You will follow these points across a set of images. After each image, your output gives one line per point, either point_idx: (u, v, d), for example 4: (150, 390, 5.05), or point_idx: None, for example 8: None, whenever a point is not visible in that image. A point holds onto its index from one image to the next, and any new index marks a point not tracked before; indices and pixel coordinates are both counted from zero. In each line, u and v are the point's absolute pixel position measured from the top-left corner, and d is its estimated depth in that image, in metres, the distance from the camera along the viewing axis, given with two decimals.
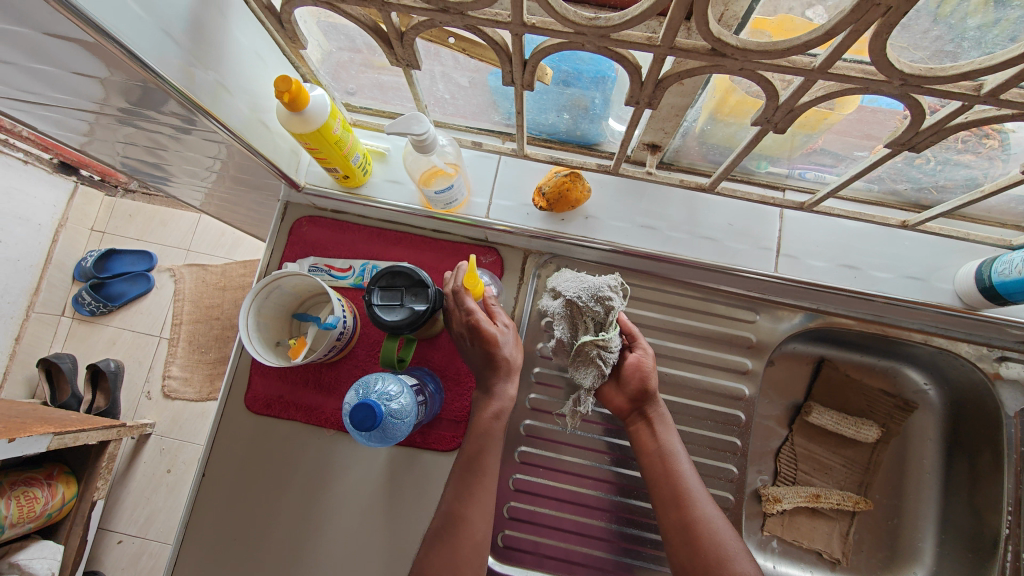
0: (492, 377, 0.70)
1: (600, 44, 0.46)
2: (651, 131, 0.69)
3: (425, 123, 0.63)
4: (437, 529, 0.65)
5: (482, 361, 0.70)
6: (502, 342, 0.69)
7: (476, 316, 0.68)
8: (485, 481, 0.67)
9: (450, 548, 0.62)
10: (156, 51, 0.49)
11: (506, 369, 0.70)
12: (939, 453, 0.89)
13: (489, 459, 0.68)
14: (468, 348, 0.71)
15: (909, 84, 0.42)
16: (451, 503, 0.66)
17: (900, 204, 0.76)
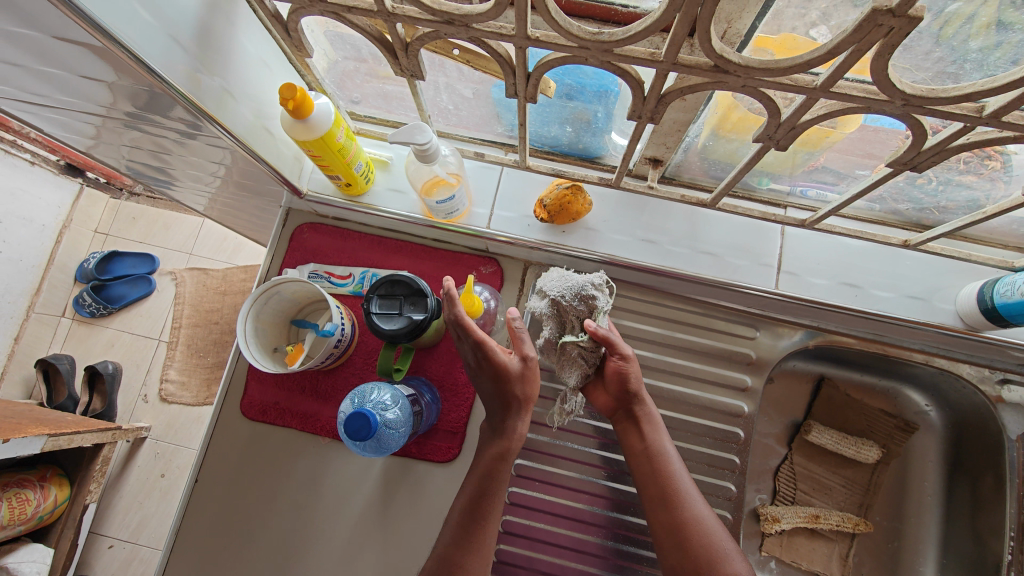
0: (502, 410, 0.68)
1: (604, 58, 0.46)
2: (653, 146, 0.70)
3: (428, 132, 0.63)
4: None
5: (495, 393, 0.67)
6: (517, 374, 0.65)
7: (487, 344, 0.64)
8: (488, 525, 0.62)
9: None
10: (163, 57, 0.49)
11: (519, 405, 0.66)
12: (940, 475, 0.88)
13: (495, 496, 0.64)
14: (483, 377, 0.68)
15: (911, 104, 0.42)
16: (447, 549, 0.61)
17: (902, 223, 0.76)
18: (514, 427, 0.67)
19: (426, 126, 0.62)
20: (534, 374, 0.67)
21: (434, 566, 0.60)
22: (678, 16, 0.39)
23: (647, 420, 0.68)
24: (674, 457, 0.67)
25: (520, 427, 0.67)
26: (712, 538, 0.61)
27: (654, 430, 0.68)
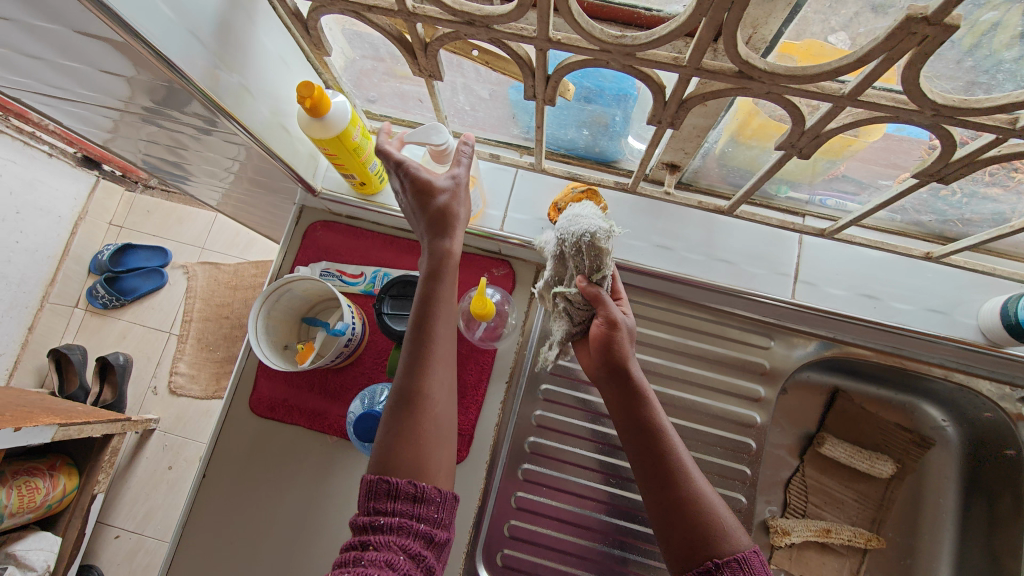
0: (428, 234, 0.58)
1: (625, 62, 0.46)
2: (671, 151, 0.69)
3: (443, 132, 0.62)
4: (392, 413, 0.53)
5: (420, 216, 0.58)
6: (442, 192, 0.57)
7: (409, 168, 0.57)
8: (435, 355, 0.55)
9: (413, 444, 0.51)
10: (182, 53, 0.49)
11: (446, 223, 0.58)
12: (956, 493, 0.86)
13: (435, 325, 0.56)
14: (409, 204, 0.60)
15: (942, 114, 0.41)
16: (401, 385, 0.54)
17: (924, 235, 0.74)
18: (445, 249, 0.57)
19: (442, 126, 0.62)
20: (460, 191, 0.59)
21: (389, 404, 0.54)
22: (704, 21, 0.39)
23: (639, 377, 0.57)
24: (667, 420, 0.56)
25: (450, 250, 0.58)
26: (706, 506, 0.52)
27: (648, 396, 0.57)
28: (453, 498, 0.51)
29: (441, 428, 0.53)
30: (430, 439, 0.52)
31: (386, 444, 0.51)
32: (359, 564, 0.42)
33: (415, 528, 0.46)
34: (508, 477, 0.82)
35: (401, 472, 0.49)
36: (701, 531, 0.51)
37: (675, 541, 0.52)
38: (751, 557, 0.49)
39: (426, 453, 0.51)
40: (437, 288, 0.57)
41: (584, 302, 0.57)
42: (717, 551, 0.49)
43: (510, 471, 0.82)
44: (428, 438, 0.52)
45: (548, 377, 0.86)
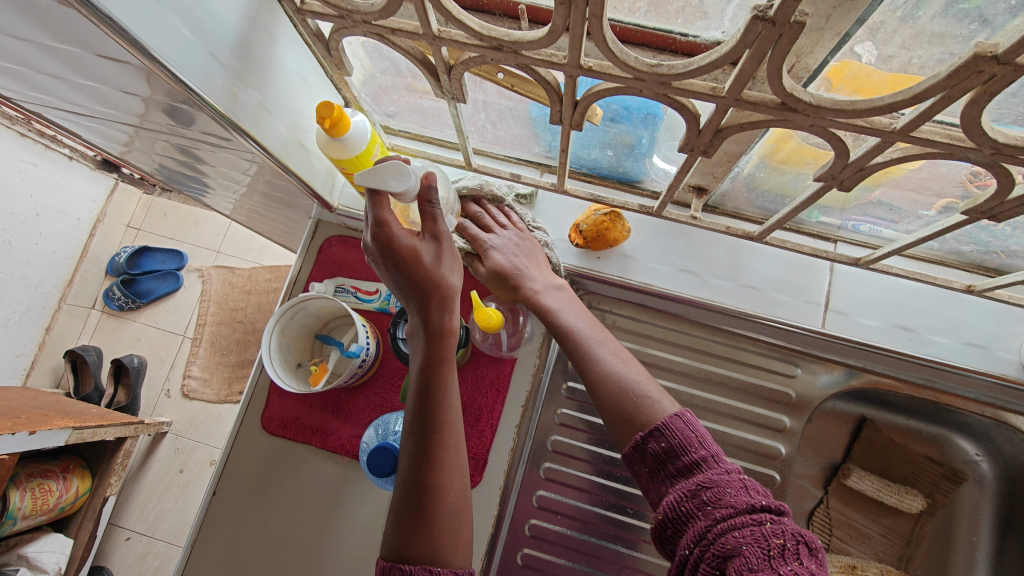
0: (419, 308, 0.55)
1: (659, 91, 0.43)
2: (699, 174, 0.66)
3: (405, 177, 0.50)
4: (403, 504, 0.52)
5: (406, 289, 0.54)
6: (429, 261, 0.54)
7: (390, 231, 0.52)
8: (446, 441, 0.53)
9: (426, 531, 0.50)
10: (201, 74, 0.48)
11: (439, 297, 0.54)
12: (988, 531, 0.83)
13: (443, 404, 0.54)
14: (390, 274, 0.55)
15: (1002, 153, 0.39)
16: (410, 474, 0.53)
17: (963, 265, 0.71)
18: (444, 326, 0.55)
19: (406, 167, 0.50)
20: (449, 260, 0.56)
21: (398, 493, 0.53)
22: (747, 52, 0.36)
23: (543, 291, 0.67)
24: (586, 322, 0.63)
25: (445, 326, 0.55)
26: (628, 387, 0.55)
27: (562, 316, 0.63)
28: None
29: (456, 516, 0.52)
30: (444, 520, 0.51)
31: (398, 535, 0.51)
32: None
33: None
34: (521, 504, 0.80)
35: (417, 561, 0.48)
36: (630, 408, 0.54)
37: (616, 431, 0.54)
38: (672, 420, 0.51)
39: (441, 541, 0.50)
40: (438, 369, 0.55)
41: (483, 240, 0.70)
42: (644, 424, 0.52)
43: (524, 498, 0.81)
44: (440, 523, 0.51)
45: (564, 401, 0.84)
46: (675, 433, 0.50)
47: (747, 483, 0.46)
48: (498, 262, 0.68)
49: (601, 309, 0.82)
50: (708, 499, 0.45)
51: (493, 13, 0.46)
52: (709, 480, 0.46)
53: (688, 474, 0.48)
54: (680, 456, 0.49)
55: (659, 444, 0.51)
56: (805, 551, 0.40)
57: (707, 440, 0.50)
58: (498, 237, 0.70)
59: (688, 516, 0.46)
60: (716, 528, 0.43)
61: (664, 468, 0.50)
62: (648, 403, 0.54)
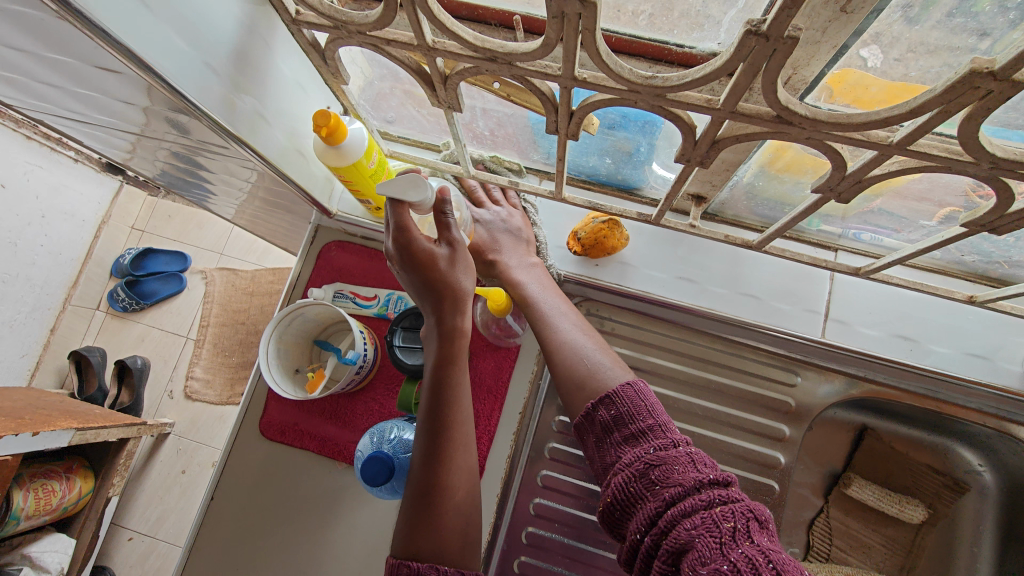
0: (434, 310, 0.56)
1: (654, 102, 0.43)
2: (698, 183, 0.66)
3: (423, 189, 0.50)
4: (414, 501, 0.53)
5: (422, 291, 0.55)
6: (446, 265, 0.54)
7: (410, 236, 0.52)
8: (453, 436, 0.55)
9: (433, 526, 0.51)
10: (198, 85, 0.48)
11: (455, 300, 0.55)
12: (990, 542, 0.82)
13: (455, 402, 0.56)
14: (407, 275, 0.55)
15: (1001, 168, 0.38)
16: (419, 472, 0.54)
17: (965, 274, 0.70)
18: (456, 326, 0.56)
19: (423, 180, 0.50)
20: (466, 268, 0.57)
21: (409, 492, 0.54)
22: (742, 66, 0.36)
23: (516, 267, 0.71)
24: (556, 301, 0.66)
25: (459, 328, 0.56)
26: (587, 356, 0.59)
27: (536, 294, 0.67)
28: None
29: (462, 512, 0.53)
30: (451, 516, 0.52)
31: (406, 531, 0.52)
32: None
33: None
34: (518, 511, 0.80)
35: (423, 555, 0.49)
36: (583, 375, 0.58)
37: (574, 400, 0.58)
38: (623, 391, 0.54)
39: (448, 536, 0.51)
40: (449, 366, 0.56)
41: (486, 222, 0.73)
42: (595, 394, 0.55)
43: (521, 505, 0.80)
44: (447, 518, 0.52)
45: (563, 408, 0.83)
46: (625, 401, 0.53)
47: (694, 458, 0.46)
48: (479, 234, 0.72)
49: (600, 316, 0.82)
50: (659, 479, 0.45)
51: (489, 23, 0.46)
52: (658, 458, 0.46)
53: (638, 451, 0.48)
54: (630, 429, 0.51)
55: (609, 415, 0.53)
56: (755, 526, 0.40)
57: (657, 411, 0.52)
58: (487, 212, 0.74)
59: (640, 497, 0.46)
60: (667, 512, 0.42)
61: (615, 443, 0.51)
62: (603, 372, 0.57)
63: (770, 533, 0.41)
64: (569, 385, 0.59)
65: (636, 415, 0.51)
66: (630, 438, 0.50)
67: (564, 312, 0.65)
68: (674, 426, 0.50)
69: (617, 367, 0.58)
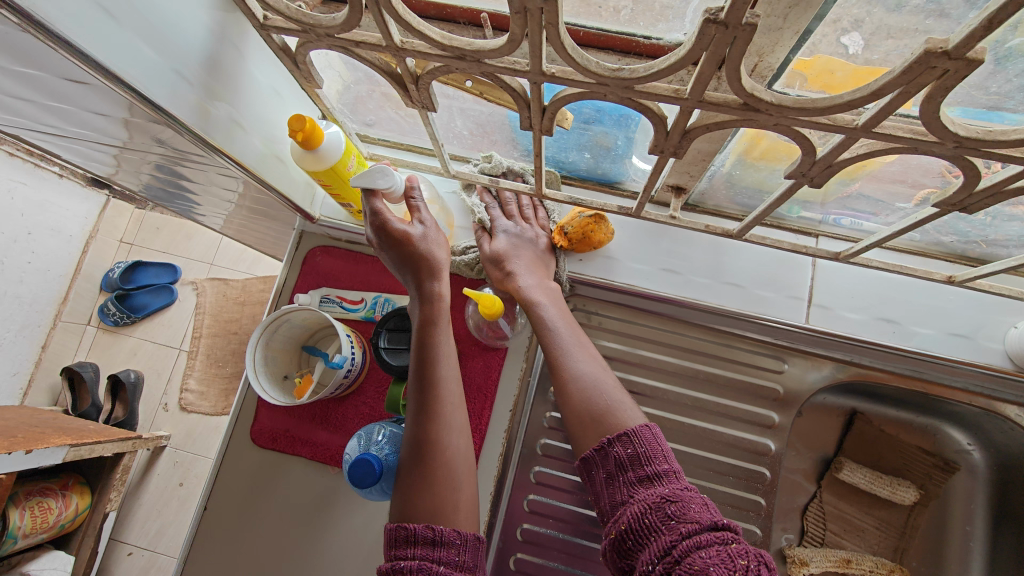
0: (415, 282, 0.62)
1: (623, 95, 0.43)
2: (676, 174, 0.66)
3: (390, 175, 0.57)
4: (408, 464, 0.55)
5: (401, 265, 0.62)
6: (420, 239, 0.61)
7: (384, 218, 0.59)
8: (443, 398, 0.58)
9: (429, 485, 0.53)
10: (169, 93, 0.48)
11: (430, 267, 0.61)
12: (983, 521, 0.82)
13: (436, 366, 0.59)
14: (389, 257, 0.63)
15: (965, 146, 0.38)
16: (414, 433, 0.57)
17: (945, 255, 0.71)
18: (434, 292, 0.62)
19: (390, 169, 0.57)
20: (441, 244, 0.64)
21: (405, 452, 0.57)
22: (705, 55, 0.36)
23: (532, 289, 0.69)
24: (563, 316, 0.67)
25: (439, 293, 0.62)
26: (604, 392, 0.59)
27: (545, 314, 0.67)
28: (476, 540, 0.51)
29: (457, 471, 0.55)
30: (446, 477, 0.54)
31: (404, 495, 0.54)
32: None
33: (434, 570, 0.46)
34: (512, 509, 0.80)
35: (419, 517, 0.51)
36: (601, 412, 0.57)
37: (587, 436, 0.57)
38: (642, 431, 0.54)
39: (443, 495, 0.53)
40: (432, 329, 0.61)
41: (516, 235, 0.74)
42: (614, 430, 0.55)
43: (516, 502, 0.80)
44: (442, 479, 0.54)
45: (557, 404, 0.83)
46: (643, 439, 0.53)
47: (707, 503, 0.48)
48: (501, 245, 0.72)
49: (587, 310, 0.82)
50: (674, 514, 0.46)
51: (457, 21, 0.46)
52: (674, 495, 0.47)
53: (654, 488, 0.49)
54: (645, 466, 0.51)
55: (625, 452, 0.53)
56: (766, 572, 0.42)
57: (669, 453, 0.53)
58: (509, 224, 0.75)
59: (653, 530, 0.46)
60: (682, 544, 0.43)
61: (629, 479, 0.51)
62: (620, 411, 0.57)
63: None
64: (583, 418, 0.58)
65: (653, 457, 0.52)
66: (644, 475, 0.51)
67: (580, 341, 0.65)
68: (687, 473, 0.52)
69: (634, 409, 0.58)
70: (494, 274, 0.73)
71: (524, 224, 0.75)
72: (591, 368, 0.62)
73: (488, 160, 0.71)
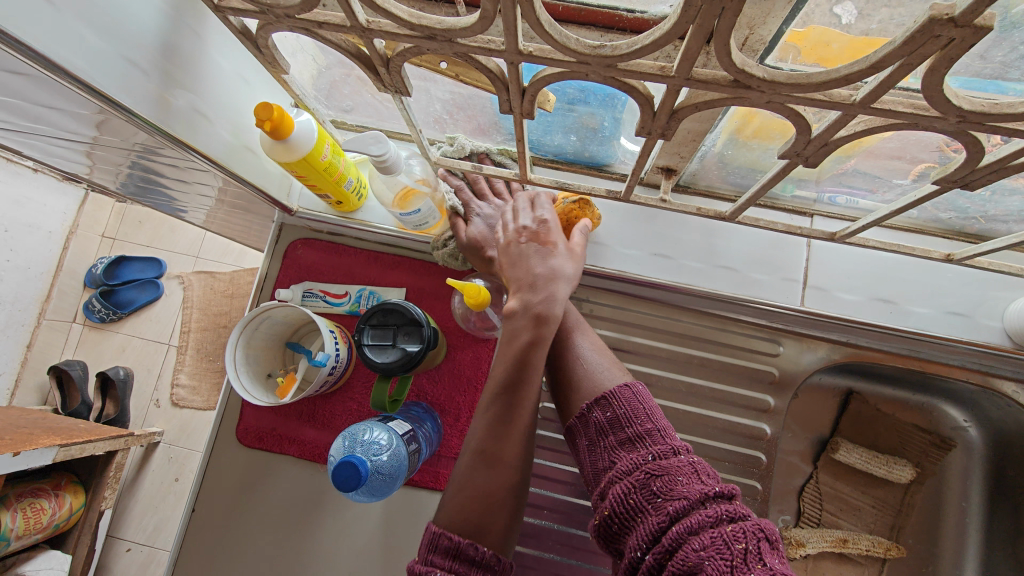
0: (530, 303, 0.57)
1: (605, 73, 0.40)
2: (665, 155, 0.63)
3: (383, 142, 0.57)
4: (466, 476, 0.52)
5: (529, 278, 0.59)
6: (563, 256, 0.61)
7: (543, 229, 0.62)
8: (523, 416, 0.54)
9: (491, 502, 0.51)
10: (121, 83, 0.45)
11: (562, 288, 0.58)
12: (979, 496, 0.82)
13: (530, 385, 0.55)
14: (518, 255, 0.60)
15: (968, 121, 0.36)
16: (485, 441, 0.53)
17: (943, 232, 0.69)
18: (551, 315, 0.56)
19: (383, 135, 0.57)
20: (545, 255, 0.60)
21: (467, 459, 0.53)
22: (692, 28, 0.33)
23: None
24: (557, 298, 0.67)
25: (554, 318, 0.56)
26: (586, 357, 0.60)
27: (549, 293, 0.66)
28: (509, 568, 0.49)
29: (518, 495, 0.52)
30: (508, 496, 0.51)
31: (457, 501, 0.51)
32: None
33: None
34: None
35: (466, 529, 0.49)
36: (581, 375, 0.58)
37: (574, 402, 0.57)
38: (620, 392, 0.53)
39: (497, 510, 0.50)
40: (538, 349, 0.55)
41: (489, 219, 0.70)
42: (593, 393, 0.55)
43: None
44: (504, 498, 0.51)
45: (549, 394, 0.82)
46: (621, 402, 0.52)
47: (700, 469, 0.45)
48: (478, 230, 0.69)
49: (578, 298, 0.79)
50: (660, 493, 0.44)
51: None
52: (660, 469, 0.45)
53: (638, 459, 0.47)
54: (628, 432, 0.50)
55: (605, 417, 0.52)
56: (767, 547, 0.39)
57: (655, 414, 0.51)
58: (488, 205, 0.71)
59: (639, 511, 0.44)
60: (671, 530, 0.41)
61: (611, 444, 0.51)
62: (601, 373, 0.57)
63: (779, 554, 0.41)
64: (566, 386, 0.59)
65: (635, 417, 0.51)
66: (628, 444, 0.49)
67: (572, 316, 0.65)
68: (673, 431, 0.50)
69: (613, 369, 0.59)
70: (476, 258, 0.71)
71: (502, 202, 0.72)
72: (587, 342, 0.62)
73: (453, 148, 0.68)
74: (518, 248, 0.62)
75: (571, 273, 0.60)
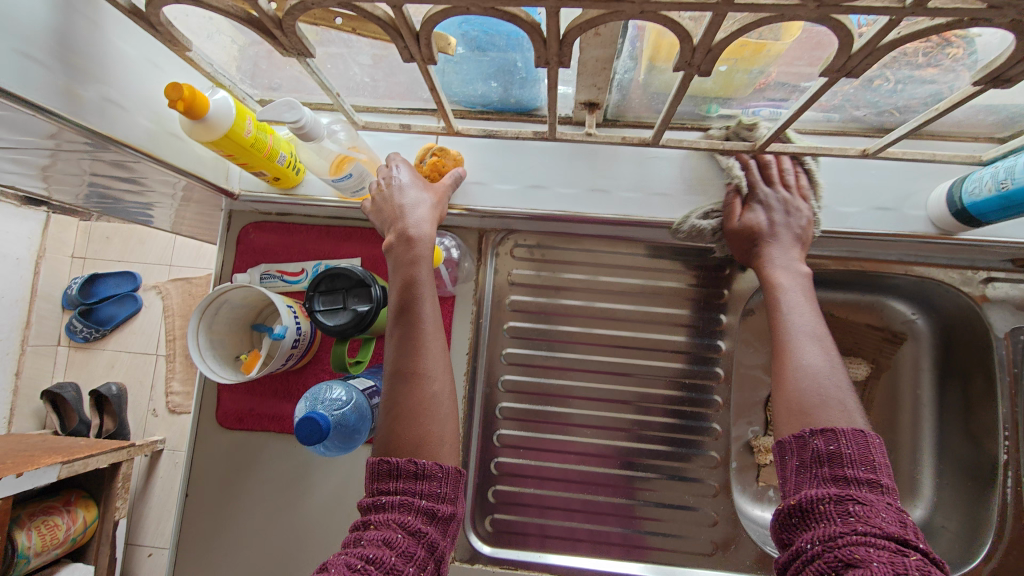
0: (397, 230, 0.64)
1: (485, 4, 0.41)
2: (584, 89, 0.65)
3: (295, 107, 0.58)
4: (392, 392, 0.58)
5: (392, 216, 0.65)
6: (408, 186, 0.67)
7: (392, 178, 0.67)
8: (424, 330, 0.60)
9: (412, 417, 0.56)
10: (15, 81, 0.45)
11: (414, 211, 0.65)
12: (929, 383, 0.87)
13: (416, 303, 0.61)
14: (376, 210, 0.67)
15: (826, 4, 0.37)
16: (397, 361, 0.59)
17: (864, 131, 0.71)
18: (414, 234, 0.63)
19: (294, 101, 0.57)
20: (406, 189, 0.67)
21: (387, 380, 0.59)
22: None
23: (779, 264, 0.66)
24: (808, 287, 0.64)
25: (423, 234, 0.64)
26: (822, 383, 0.55)
27: (787, 296, 0.63)
28: (455, 473, 0.54)
29: (442, 404, 0.58)
30: (432, 403, 0.57)
31: (389, 424, 0.57)
32: (359, 544, 0.47)
33: (415, 504, 0.50)
34: (485, 447, 0.82)
35: (404, 450, 0.55)
36: (813, 402, 0.54)
37: (783, 418, 0.56)
38: (852, 432, 0.50)
39: (427, 428, 0.56)
40: (414, 267, 0.62)
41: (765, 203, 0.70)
42: (817, 421, 0.53)
43: (487, 439, 0.83)
44: (427, 409, 0.57)
45: (596, 347, 0.84)
46: (847, 439, 0.50)
47: (907, 521, 0.45)
48: (754, 219, 0.69)
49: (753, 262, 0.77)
50: (856, 513, 0.45)
51: None
52: (863, 498, 0.46)
53: (846, 489, 0.47)
54: (845, 471, 0.48)
55: (827, 447, 0.50)
56: None
57: (881, 467, 0.49)
58: (771, 192, 0.70)
59: (826, 518, 0.46)
60: (852, 540, 0.43)
61: (822, 474, 0.49)
62: (832, 407, 0.53)
63: None
64: (792, 407, 0.55)
65: (858, 460, 0.49)
66: (841, 480, 0.48)
67: (817, 333, 0.59)
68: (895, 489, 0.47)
69: (854, 410, 0.54)
70: (743, 247, 0.71)
71: (792, 195, 0.70)
72: (822, 362, 0.57)
73: (749, 126, 0.68)
74: (382, 194, 0.67)
75: (433, 205, 0.68)
